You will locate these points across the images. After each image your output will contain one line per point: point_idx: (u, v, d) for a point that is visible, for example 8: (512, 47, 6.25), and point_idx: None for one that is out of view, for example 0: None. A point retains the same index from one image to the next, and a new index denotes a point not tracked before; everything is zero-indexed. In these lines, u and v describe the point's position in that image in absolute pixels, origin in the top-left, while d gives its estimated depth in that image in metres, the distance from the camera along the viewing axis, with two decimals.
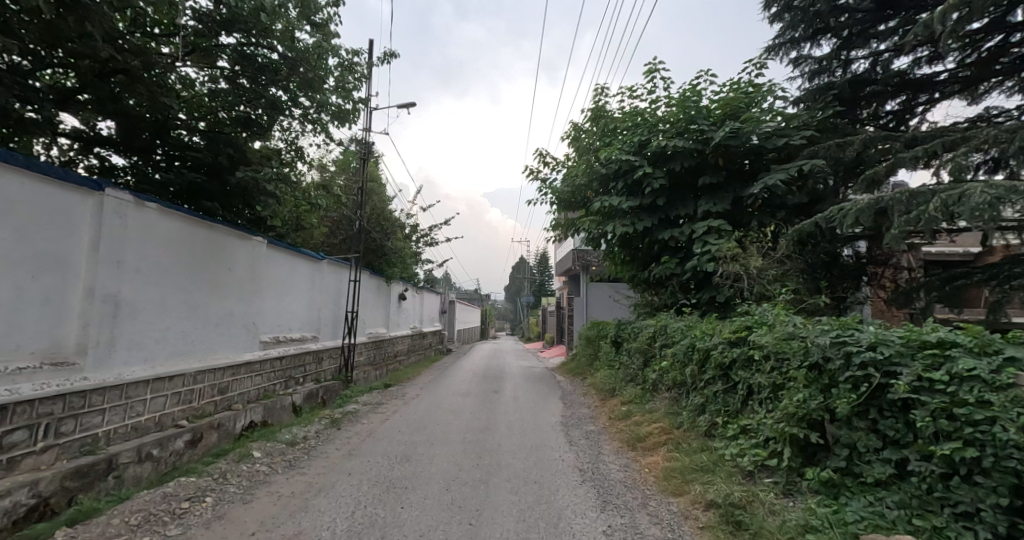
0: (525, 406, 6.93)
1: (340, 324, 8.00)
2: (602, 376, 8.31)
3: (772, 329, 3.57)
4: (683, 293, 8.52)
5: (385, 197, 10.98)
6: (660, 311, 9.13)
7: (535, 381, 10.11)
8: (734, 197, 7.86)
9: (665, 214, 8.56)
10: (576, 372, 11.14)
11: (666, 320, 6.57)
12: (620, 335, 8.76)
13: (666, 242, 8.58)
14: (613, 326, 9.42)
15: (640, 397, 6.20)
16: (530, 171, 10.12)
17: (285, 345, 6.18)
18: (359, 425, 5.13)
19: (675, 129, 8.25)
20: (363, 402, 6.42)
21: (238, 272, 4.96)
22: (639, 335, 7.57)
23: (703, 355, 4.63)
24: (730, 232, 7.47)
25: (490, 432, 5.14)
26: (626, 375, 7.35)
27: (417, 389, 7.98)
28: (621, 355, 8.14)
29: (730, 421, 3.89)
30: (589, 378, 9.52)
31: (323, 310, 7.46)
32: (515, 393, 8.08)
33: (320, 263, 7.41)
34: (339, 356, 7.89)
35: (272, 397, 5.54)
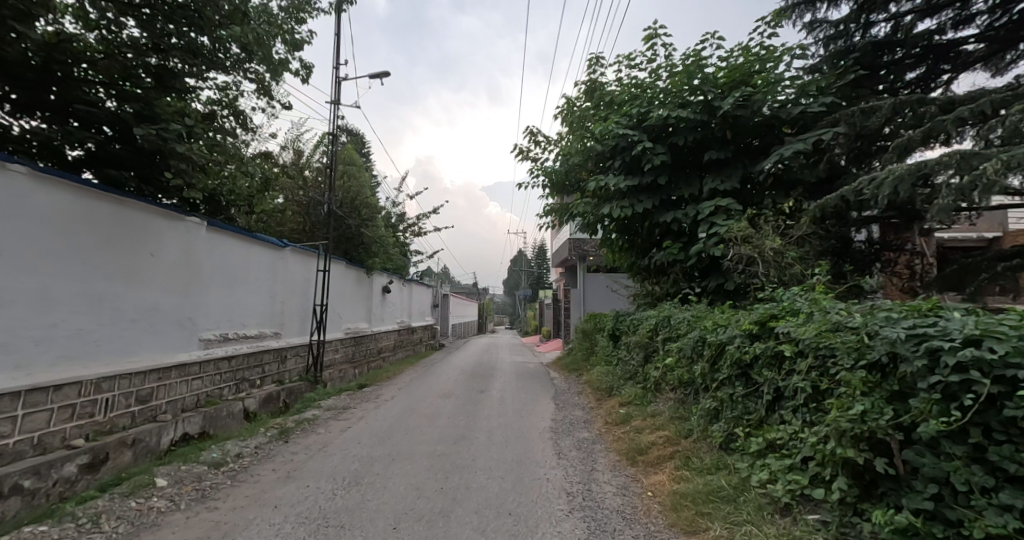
0: (511, 408, 6.21)
1: (308, 319, 7.26)
2: (600, 372, 7.59)
3: (808, 319, 2.82)
4: (686, 281, 7.79)
5: (365, 182, 10.21)
6: (661, 301, 8.40)
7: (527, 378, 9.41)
8: (743, 174, 7.11)
9: (667, 194, 7.80)
10: (571, 368, 10.43)
11: (670, 311, 5.85)
12: (618, 328, 8.03)
13: (668, 225, 7.84)
14: (610, 319, 8.68)
15: (641, 398, 5.49)
16: (520, 151, 9.35)
17: (235, 343, 5.43)
18: (312, 437, 4.40)
19: (677, 100, 7.48)
20: (326, 406, 5.68)
21: (167, 259, 4.21)
22: (640, 328, 6.85)
23: (714, 350, 3.90)
24: (739, 212, 6.73)
25: (466, 443, 4.41)
26: (625, 371, 6.64)
27: (393, 389, 7.27)
28: (619, 350, 7.42)
29: (752, 432, 3.16)
30: (585, 375, 8.81)
31: (287, 304, 6.72)
32: (502, 393, 7.38)
33: (283, 251, 6.66)
34: (307, 354, 7.15)
35: (215, 404, 4.81)
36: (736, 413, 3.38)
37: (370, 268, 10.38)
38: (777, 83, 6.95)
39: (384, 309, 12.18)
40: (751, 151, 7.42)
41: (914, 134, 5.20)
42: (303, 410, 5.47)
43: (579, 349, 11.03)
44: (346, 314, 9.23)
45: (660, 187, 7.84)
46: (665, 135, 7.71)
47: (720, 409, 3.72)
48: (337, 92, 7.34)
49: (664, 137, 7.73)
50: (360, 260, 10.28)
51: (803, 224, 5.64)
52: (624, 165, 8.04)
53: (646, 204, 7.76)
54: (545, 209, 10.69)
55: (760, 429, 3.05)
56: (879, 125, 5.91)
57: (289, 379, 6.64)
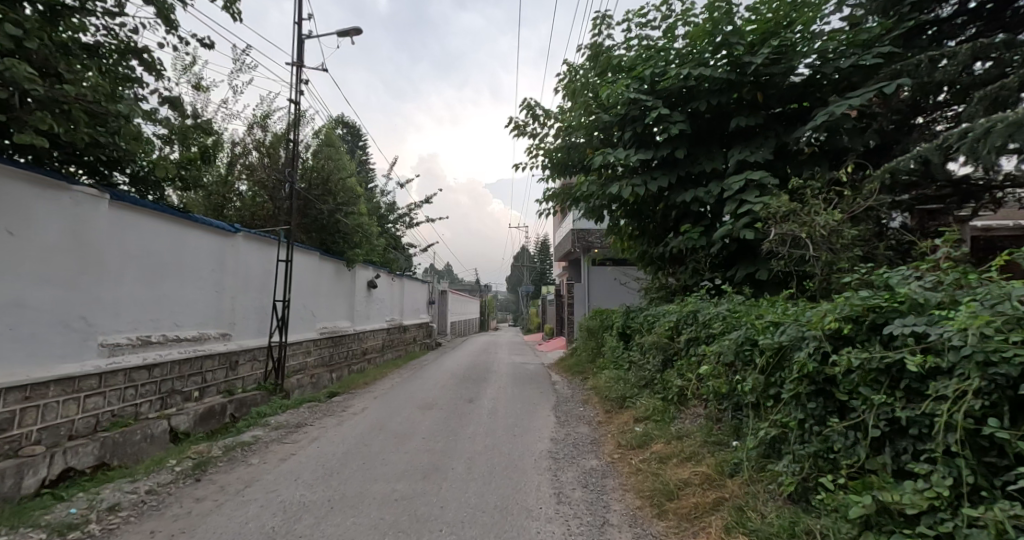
0: (501, 423, 5.19)
1: (266, 317, 6.26)
2: (609, 377, 6.58)
3: (957, 314, 1.77)
4: (707, 271, 6.75)
5: (346, 165, 9.22)
6: (678, 295, 7.37)
7: (525, 383, 8.40)
8: (776, 143, 6.06)
9: (685, 170, 6.77)
10: (574, 370, 9.41)
11: (696, 304, 4.83)
12: (629, 327, 7.00)
13: (687, 206, 6.80)
14: (619, 316, 7.65)
15: (661, 415, 4.46)
16: (517, 126, 8.34)
17: (162, 349, 4.43)
18: (238, 470, 3.38)
19: (698, 59, 6.44)
20: (277, 423, 4.68)
21: (41, 241, 3.21)
22: (657, 325, 5.84)
23: (770, 356, 2.87)
24: (774, 186, 5.69)
25: (438, 479, 3.39)
26: (639, 377, 5.62)
27: (366, 399, 6.28)
28: (632, 351, 6.40)
29: (847, 484, 2.12)
30: (591, 379, 7.78)
31: (236, 299, 5.71)
32: (491, 402, 6.36)
33: (232, 237, 5.66)
34: (266, 359, 6.15)
35: (126, 426, 3.80)
36: (812, 449, 2.34)
37: (351, 260, 9.38)
38: (818, 33, 5.88)
39: (370, 306, 11.20)
40: (783, 117, 6.36)
41: (1006, 80, 4.14)
42: (245, 429, 4.47)
43: (584, 350, 9.99)
44: (318, 311, 8.26)
45: (678, 162, 6.80)
46: (684, 101, 6.67)
47: (783, 439, 2.68)
48: (303, 53, 6.33)
49: (682, 103, 6.69)
50: (340, 251, 9.30)
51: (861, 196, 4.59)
52: (636, 137, 7.01)
53: (661, 181, 6.72)
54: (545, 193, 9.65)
55: (860, 482, 2.01)
56: (952, 76, 4.84)
57: (239, 389, 5.63)
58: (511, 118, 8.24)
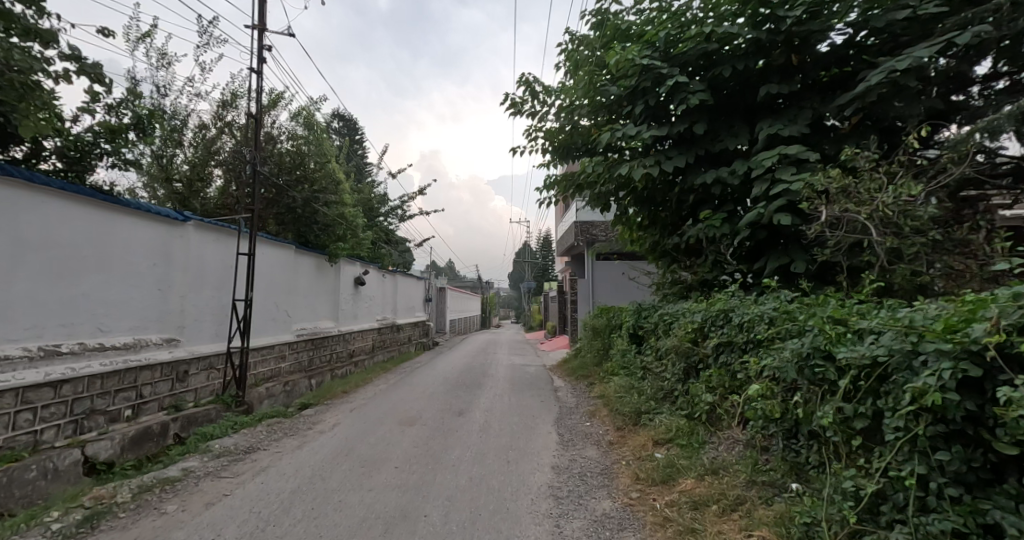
0: (493, 444, 4.38)
1: (225, 319, 5.47)
2: (619, 385, 5.79)
3: None
4: (731, 263, 5.95)
5: (326, 149, 8.41)
6: (696, 291, 6.56)
7: (524, 389, 7.62)
8: (813, 114, 5.21)
9: (705, 149, 5.95)
10: (579, 374, 8.62)
11: (727, 301, 4.03)
12: (642, 327, 6.23)
13: (707, 190, 5.98)
14: (628, 315, 6.87)
15: (687, 439, 3.65)
16: (513, 103, 7.50)
17: (78, 361, 3.64)
18: (144, 524, 2.59)
19: (719, 19, 5.59)
20: (222, 448, 3.88)
21: None
22: (676, 325, 5.05)
23: (860, 377, 2.06)
24: (814, 163, 4.86)
25: (401, 534, 2.59)
26: (656, 387, 4.82)
27: (340, 413, 5.50)
28: (645, 355, 5.61)
29: None
30: (598, 385, 7.00)
31: (185, 299, 4.92)
32: (483, 415, 5.56)
33: (180, 227, 4.86)
34: (227, 367, 5.37)
35: (14, 461, 3.01)
36: (950, 527, 1.55)
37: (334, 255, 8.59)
38: None
39: (357, 304, 10.46)
40: (820, 86, 5.51)
41: None
42: (183, 456, 3.69)
43: (591, 351, 9.20)
44: (293, 311, 7.52)
45: (697, 139, 5.98)
46: (703, 70, 5.85)
47: (884, 498, 1.88)
48: (265, 17, 5.53)
49: (701, 72, 5.86)
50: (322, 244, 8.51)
51: (930, 170, 3.77)
52: (648, 111, 6.19)
53: (678, 161, 5.91)
54: (545, 180, 8.84)
55: None
56: None
57: (191, 403, 4.85)
58: (507, 95, 7.42)
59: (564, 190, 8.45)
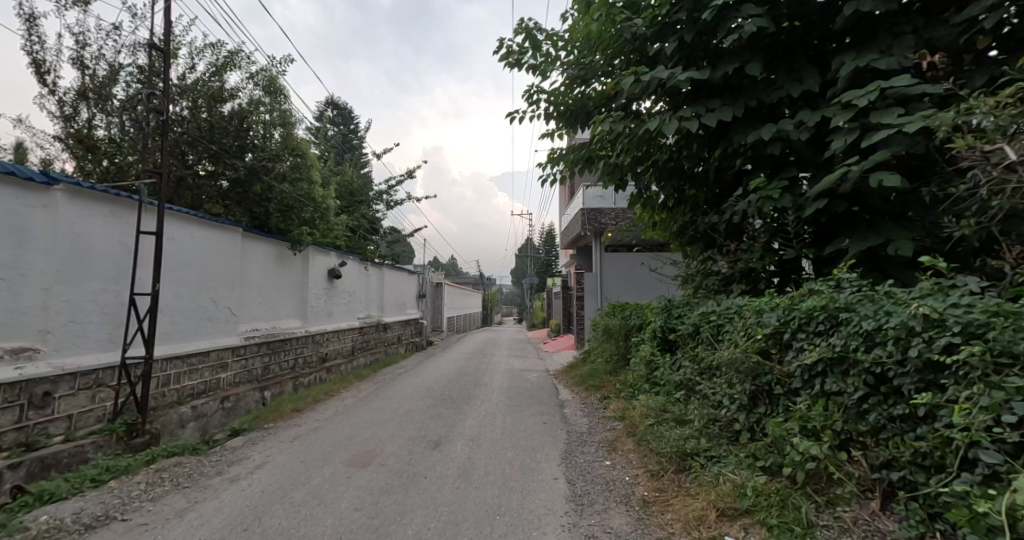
0: (473, 507, 3.00)
1: (123, 321, 4.09)
2: (646, 406, 4.46)
3: None
4: (793, 246, 4.60)
5: (288, 116, 7.08)
6: (740, 284, 5.21)
7: (521, 405, 6.28)
8: (915, 42, 3.86)
9: (758, 98, 4.60)
10: (589, 384, 7.29)
11: (824, 294, 2.70)
12: (675, 329, 4.89)
13: (762, 152, 4.62)
14: (654, 314, 5.53)
15: (780, 517, 2.28)
16: (510, 53, 6.12)
17: None
18: None
19: None
20: (54, 521, 2.51)
21: None
22: (729, 329, 3.72)
23: None
24: (927, 103, 3.50)
25: None
26: (702, 414, 3.48)
27: (275, 446, 4.14)
28: (683, 368, 4.26)
29: None
30: (615, 402, 5.67)
31: (52, 294, 3.52)
32: (465, 449, 4.19)
33: (42, 192, 3.47)
34: (124, 385, 4.00)
35: None
36: None
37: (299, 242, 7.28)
38: None
39: (330, 301, 9.19)
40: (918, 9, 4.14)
41: None
42: None
43: (602, 356, 7.89)
44: (241, 309, 6.20)
45: (748, 85, 4.63)
46: None
47: None
48: None
49: None
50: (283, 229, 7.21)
51: None
52: (682, 52, 4.85)
53: (723, 114, 4.56)
54: (547, 154, 7.47)
55: None
56: None
57: (58, 438, 3.47)
58: (502, 41, 6.05)
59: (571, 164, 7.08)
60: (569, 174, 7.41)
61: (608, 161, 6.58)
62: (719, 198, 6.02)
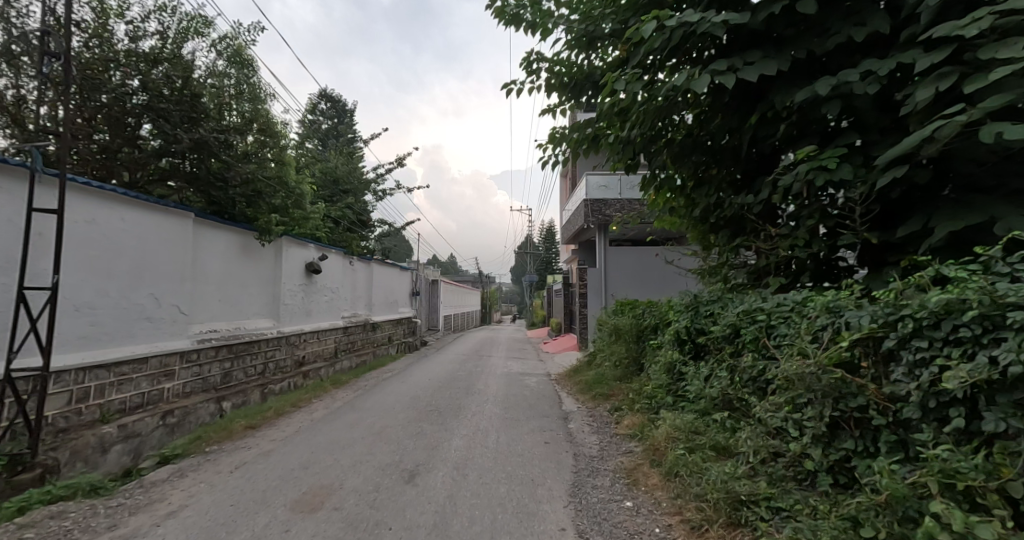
0: None
1: (13, 322, 3.24)
2: (672, 426, 3.64)
3: None
4: (850, 230, 3.77)
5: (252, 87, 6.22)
6: (780, 278, 4.38)
7: (518, 417, 5.45)
8: None
9: (808, 49, 3.75)
10: (597, 392, 6.46)
11: (957, 285, 1.86)
12: (705, 331, 4.07)
13: (812, 115, 3.78)
14: (676, 312, 4.71)
15: None
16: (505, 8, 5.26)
17: None
18: None
19: None
20: None
21: None
22: (786, 333, 2.89)
23: None
24: None
25: None
26: (754, 445, 2.64)
27: (205, 480, 3.28)
28: (718, 381, 3.43)
29: None
30: (630, 417, 4.87)
31: None
32: (446, 482, 3.35)
33: None
34: (10, 404, 3.14)
35: None
36: None
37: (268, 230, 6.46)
38: None
39: (308, 299, 8.37)
40: None
41: None
42: None
43: (610, 359, 7.07)
44: (193, 308, 5.36)
45: (796, 32, 3.79)
46: None
47: None
48: None
49: None
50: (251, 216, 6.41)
51: None
52: None
53: (766, 67, 3.71)
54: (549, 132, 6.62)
55: None
56: None
57: None
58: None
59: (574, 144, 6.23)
60: (573, 155, 6.57)
61: (619, 138, 5.74)
62: (749, 178, 5.18)
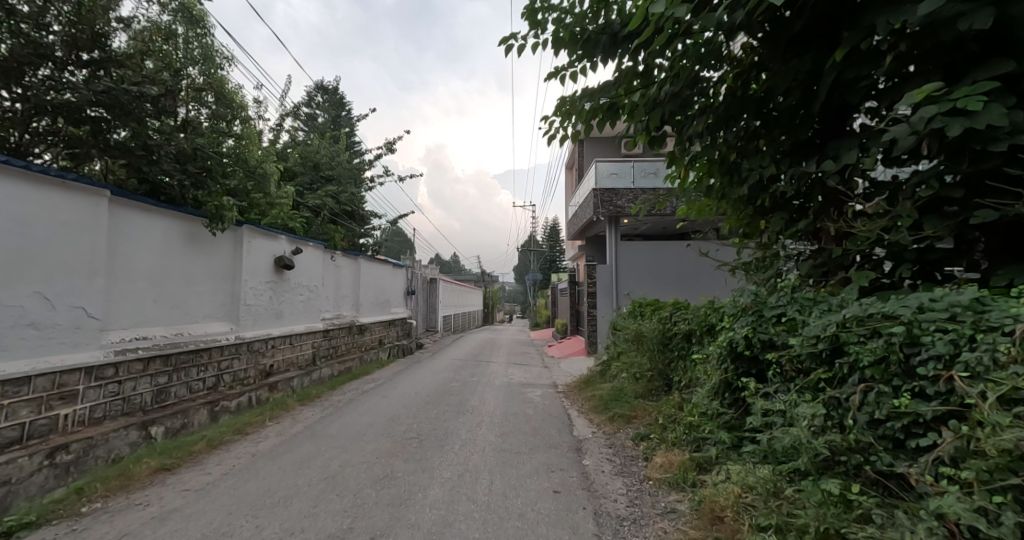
0: None
1: None
2: (741, 485, 2.52)
3: None
4: (993, 202, 2.65)
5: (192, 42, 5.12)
6: (871, 275, 3.27)
7: (517, 449, 4.34)
8: None
9: None
10: (614, 414, 5.34)
11: None
12: (779, 345, 2.95)
13: (939, 38, 2.65)
14: (727, 319, 3.59)
15: None
16: None
17: None
18: None
19: None
20: None
21: None
22: (959, 359, 1.75)
23: None
24: None
25: None
26: None
27: None
28: (814, 424, 2.31)
29: None
30: (665, 455, 3.76)
31: None
32: None
33: None
34: None
35: None
36: None
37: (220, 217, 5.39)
38: None
39: (276, 300, 7.29)
40: None
41: None
42: None
43: (629, 371, 5.95)
44: (109, 310, 4.29)
45: None
46: None
47: None
48: None
49: None
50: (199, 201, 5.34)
51: None
52: None
53: None
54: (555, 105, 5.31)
55: None
56: None
57: None
58: None
59: (587, 111, 5.12)
60: (585, 129, 5.39)
61: (645, 100, 4.60)
62: (814, 145, 4.07)
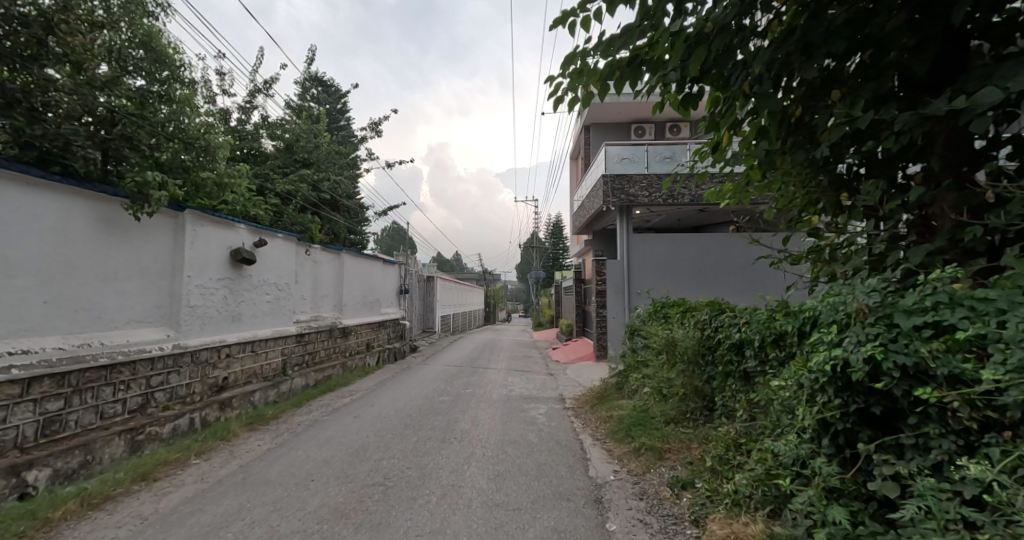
0: None
1: None
2: None
3: None
4: None
5: None
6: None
7: (515, 503, 3.20)
8: None
9: None
10: (640, 444, 4.22)
11: None
12: (935, 376, 1.82)
13: None
14: (823, 330, 2.45)
15: None
16: None
17: None
18: None
19: None
20: None
21: None
22: None
23: None
24: None
25: None
26: None
27: None
28: None
29: None
30: (729, 523, 2.64)
31: None
32: None
33: None
34: None
35: None
36: None
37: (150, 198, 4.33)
38: None
39: (231, 300, 6.17)
40: None
41: None
42: None
43: (658, 386, 4.82)
44: None
45: None
46: None
47: None
48: None
49: None
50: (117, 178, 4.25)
51: None
52: None
53: None
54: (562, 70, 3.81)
55: None
56: None
57: None
58: None
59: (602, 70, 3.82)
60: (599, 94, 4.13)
61: (684, 37, 3.41)
62: (926, 86, 2.96)
